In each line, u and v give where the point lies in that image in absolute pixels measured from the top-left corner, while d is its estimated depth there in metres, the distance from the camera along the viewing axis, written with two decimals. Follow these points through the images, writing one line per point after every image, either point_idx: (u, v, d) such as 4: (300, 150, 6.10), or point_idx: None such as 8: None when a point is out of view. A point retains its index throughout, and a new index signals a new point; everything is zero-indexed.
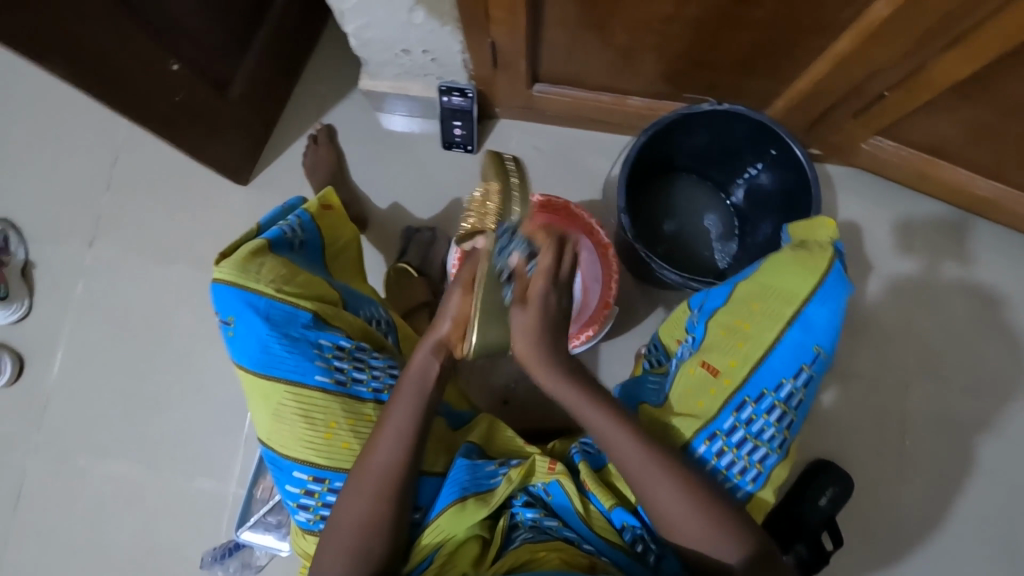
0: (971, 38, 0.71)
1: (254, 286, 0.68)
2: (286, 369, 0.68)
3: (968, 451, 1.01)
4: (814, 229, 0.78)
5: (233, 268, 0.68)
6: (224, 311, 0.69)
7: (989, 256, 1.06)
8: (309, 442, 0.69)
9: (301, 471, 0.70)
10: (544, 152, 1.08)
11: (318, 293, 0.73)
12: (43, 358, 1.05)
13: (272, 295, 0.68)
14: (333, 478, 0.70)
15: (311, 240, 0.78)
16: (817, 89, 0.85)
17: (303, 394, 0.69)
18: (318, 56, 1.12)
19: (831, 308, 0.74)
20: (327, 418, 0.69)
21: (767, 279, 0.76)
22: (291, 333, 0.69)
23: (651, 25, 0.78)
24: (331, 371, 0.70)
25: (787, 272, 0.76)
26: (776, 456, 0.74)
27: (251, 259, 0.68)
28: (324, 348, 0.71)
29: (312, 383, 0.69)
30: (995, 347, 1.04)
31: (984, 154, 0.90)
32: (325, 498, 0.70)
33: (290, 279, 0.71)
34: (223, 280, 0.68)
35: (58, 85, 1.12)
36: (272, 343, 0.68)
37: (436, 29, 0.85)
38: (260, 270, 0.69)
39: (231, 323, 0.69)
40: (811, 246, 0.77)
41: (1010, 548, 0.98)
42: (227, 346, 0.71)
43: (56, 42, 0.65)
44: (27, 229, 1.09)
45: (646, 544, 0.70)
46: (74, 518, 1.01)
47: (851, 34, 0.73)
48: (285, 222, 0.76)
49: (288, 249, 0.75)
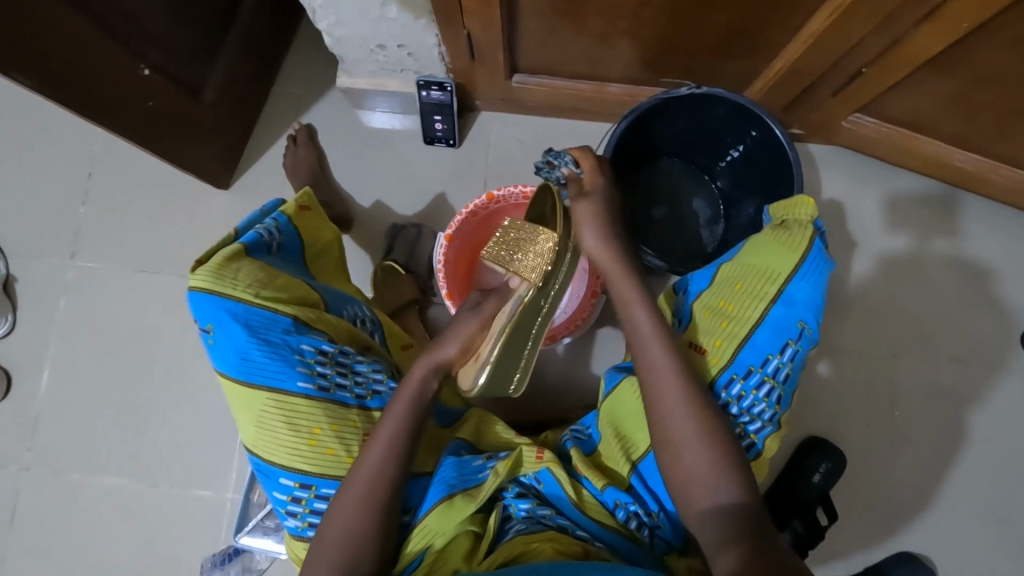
0: (943, 12, 0.71)
1: (231, 292, 0.66)
2: (268, 376, 0.67)
3: (956, 420, 1.03)
4: (793, 207, 0.79)
5: (210, 275, 0.65)
6: (201, 318, 0.66)
7: (970, 227, 1.07)
8: (292, 449, 0.68)
9: (287, 478, 0.70)
10: (527, 143, 1.08)
11: (299, 297, 0.72)
12: (30, 373, 1.04)
13: (251, 300, 0.66)
14: (320, 484, 0.70)
15: (289, 243, 0.77)
16: (794, 69, 0.86)
17: (286, 401, 0.68)
18: (294, 56, 1.11)
19: (813, 283, 0.75)
20: (311, 425, 0.69)
21: (750, 259, 0.78)
22: (271, 339, 0.67)
23: (625, 11, 0.78)
24: (314, 377, 0.69)
25: (768, 251, 0.77)
26: (769, 427, 0.76)
27: (226, 265, 0.67)
28: (306, 354, 0.69)
29: (295, 390, 0.68)
30: (980, 317, 1.05)
31: (961, 126, 0.91)
32: (313, 505, 0.71)
33: (268, 283, 0.69)
34: (199, 286, 0.65)
35: (30, 95, 1.10)
36: (252, 350, 0.66)
37: (410, 24, 0.84)
38: (237, 275, 0.66)
39: (210, 331, 0.67)
40: (791, 225, 0.78)
41: (1000, 512, 1.00)
42: (207, 353, 0.69)
43: (22, 53, 0.64)
44: (7, 242, 1.07)
45: (639, 521, 0.72)
46: (71, 532, 1.00)
47: (825, 12, 0.74)
48: (263, 225, 0.74)
49: (265, 252, 0.73)
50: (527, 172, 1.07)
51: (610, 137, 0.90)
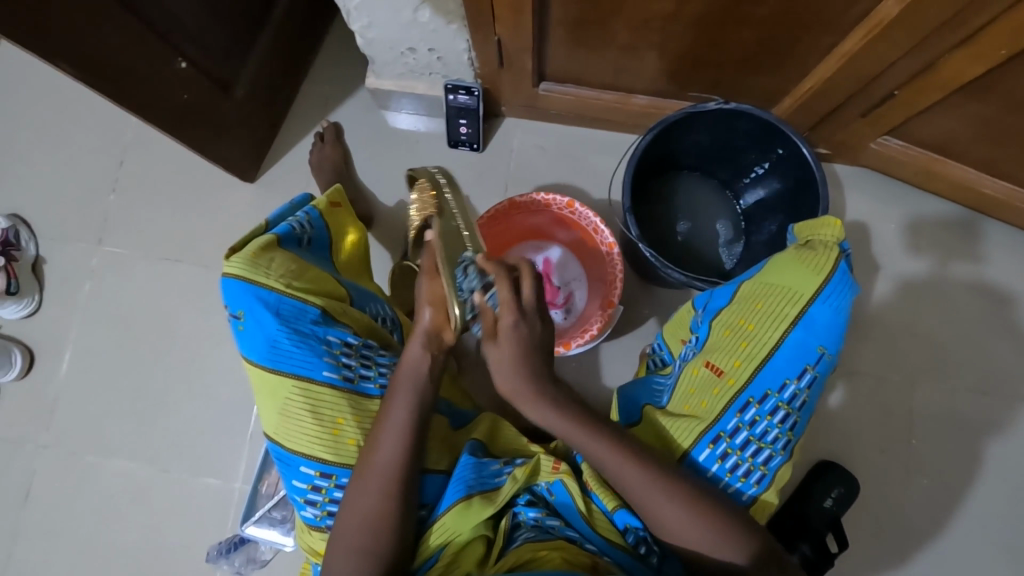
0: (980, 37, 0.70)
1: (264, 280, 0.68)
2: (295, 365, 0.69)
3: (976, 452, 1.01)
4: (817, 227, 0.77)
5: (244, 263, 0.68)
6: (234, 305, 0.69)
7: (999, 256, 1.05)
8: (315, 438, 0.69)
9: (309, 466, 0.70)
10: (549, 151, 1.08)
11: (327, 289, 0.73)
12: (53, 353, 1.06)
13: (283, 290, 0.69)
14: (340, 474, 0.70)
15: (320, 237, 0.79)
16: (824, 88, 0.85)
17: (311, 390, 0.69)
18: (325, 54, 1.12)
19: (835, 307, 0.73)
20: (334, 414, 0.70)
21: (770, 279, 0.76)
22: (301, 328, 0.69)
23: (655, 24, 0.78)
24: (339, 368, 0.71)
25: (791, 271, 0.75)
26: (781, 457, 0.74)
27: (261, 254, 0.69)
28: (332, 345, 0.71)
29: (320, 379, 0.69)
30: (1004, 347, 1.03)
31: (993, 153, 0.89)
32: (332, 495, 0.71)
33: (299, 274, 0.71)
34: (234, 273, 0.68)
35: (67, 83, 1.13)
36: (281, 338, 0.68)
37: (441, 28, 0.85)
38: (271, 265, 0.69)
39: (241, 318, 0.69)
40: (816, 245, 0.75)
41: (1017, 549, 0.98)
42: (236, 341, 0.71)
43: (62, 40, 0.66)
44: (38, 225, 1.09)
45: (649, 547, 0.71)
46: (83, 512, 1.02)
47: (858, 32, 0.73)
48: (294, 218, 0.77)
49: (297, 245, 0.75)
50: (549, 180, 1.07)
51: (634, 148, 0.89)
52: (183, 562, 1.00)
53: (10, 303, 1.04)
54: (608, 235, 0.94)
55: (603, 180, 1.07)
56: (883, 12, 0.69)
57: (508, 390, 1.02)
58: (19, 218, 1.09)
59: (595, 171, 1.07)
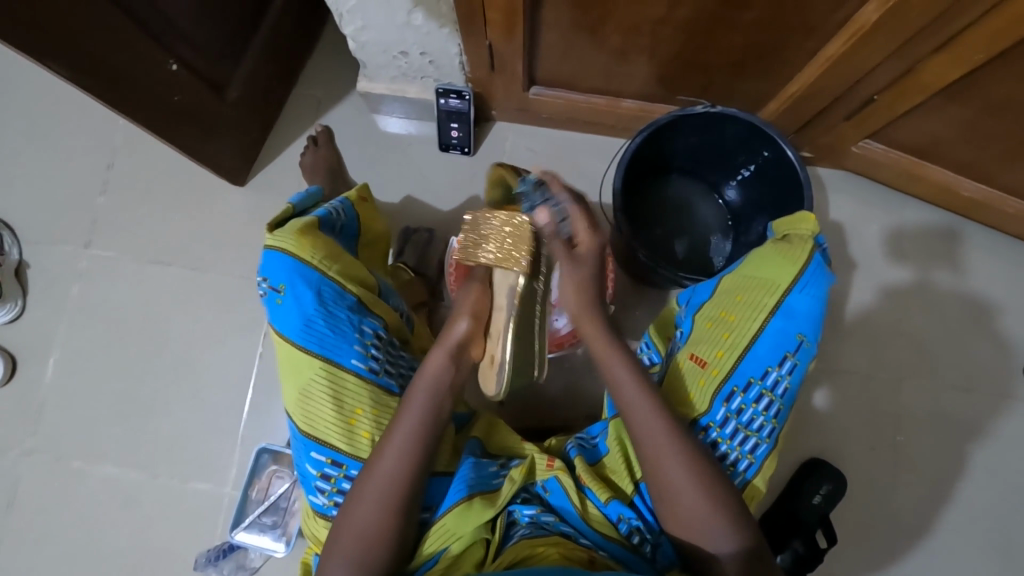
0: (958, 42, 0.73)
1: (310, 258, 0.72)
2: (325, 347, 0.71)
3: (958, 447, 1.03)
4: (795, 222, 0.79)
5: (292, 238, 0.72)
6: (274, 278, 0.72)
7: (976, 257, 1.08)
8: (333, 424, 0.71)
9: (320, 452, 0.71)
10: (540, 154, 1.09)
11: (362, 279, 0.77)
12: (37, 359, 1.04)
13: (324, 271, 0.72)
14: (350, 464, 0.71)
15: (349, 226, 0.82)
16: (808, 92, 0.87)
17: (337, 375, 0.71)
18: (316, 59, 1.13)
19: (813, 296, 0.76)
20: (354, 405, 0.72)
21: (751, 272, 0.78)
22: (335, 312, 0.72)
23: (644, 28, 0.80)
24: (367, 358, 0.73)
25: (769, 263, 0.77)
26: (768, 444, 0.76)
27: (308, 234, 0.73)
28: (363, 334, 0.74)
29: (347, 365, 0.72)
30: (984, 345, 1.06)
31: (970, 155, 0.92)
32: (340, 485, 0.72)
33: (338, 261, 0.75)
34: (278, 247, 0.72)
35: (53, 87, 1.12)
36: (316, 318, 0.71)
37: (434, 31, 0.86)
38: (314, 244, 0.73)
39: (281, 291, 0.72)
40: (793, 240, 0.78)
41: (1001, 543, 1.00)
42: (269, 313, 0.73)
43: (56, 37, 0.65)
44: (22, 229, 1.08)
45: (642, 536, 0.73)
46: (67, 523, 0.99)
47: (842, 36, 0.76)
48: (331, 206, 0.80)
49: (332, 232, 0.79)
50: None
51: (624, 151, 0.90)
52: (170, 572, 0.98)
53: None
54: None
55: (594, 182, 1.09)
56: (866, 17, 0.71)
57: None
58: (2, 222, 1.07)
59: (584, 174, 1.09)
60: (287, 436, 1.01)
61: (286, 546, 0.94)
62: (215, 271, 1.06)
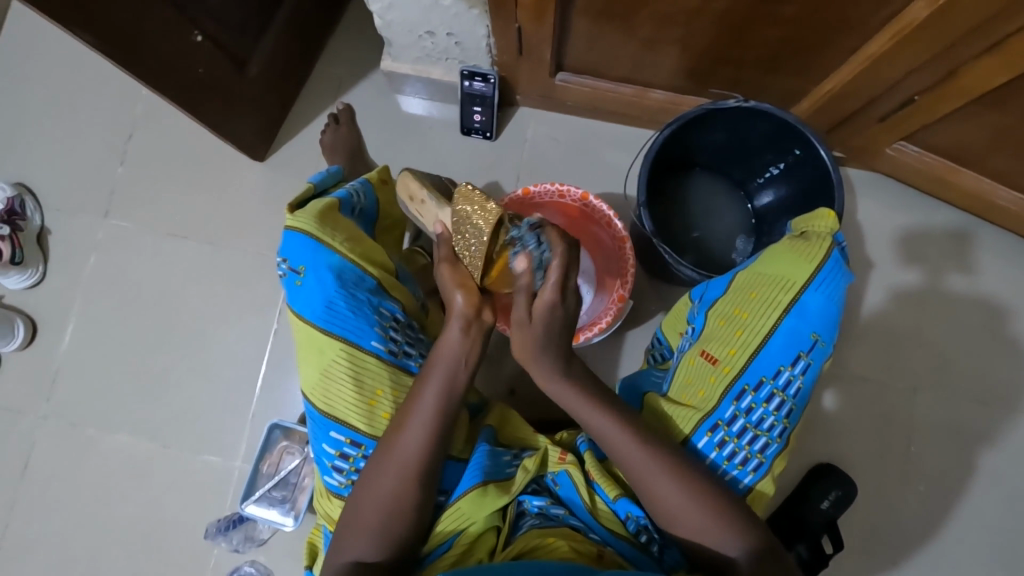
0: (1006, 45, 0.70)
1: (329, 242, 0.71)
2: (346, 329, 0.71)
3: (972, 459, 1.02)
4: (812, 219, 0.78)
5: (312, 221, 0.71)
6: (295, 260, 0.72)
7: (1005, 267, 1.05)
8: (353, 405, 0.71)
9: (339, 432, 0.72)
10: (562, 142, 1.08)
11: (382, 262, 0.77)
12: (55, 325, 1.06)
13: (345, 254, 0.72)
14: (369, 445, 0.72)
15: (369, 208, 0.82)
16: (844, 91, 0.85)
17: (358, 356, 0.71)
18: (340, 35, 1.11)
19: (827, 295, 0.74)
20: (375, 385, 0.72)
21: (764, 268, 0.77)
22: (357, 294, 0.72)
23: (678, 19, 0.77)
24: (386, 340, 0.73)
25: (784, 259, 0.76)
26: (778, 444, 0.75)
27: (327, 217, 0.72)
28: (383, 316, 0.73)
29: (368, 347, 0.72)
30: (1007, 360, 1.04)
31: (1008, 163, 0.89)
32: (358, 464, 0.73)
33: (360, 244, 0.74)
34: (299, 229, 0.71)
35: (77, 53, 1.12)
36: (337, 300, 0.71)
37: (461, 13, 0.84)
38: (334, 227, 0.73)
39: (300, 273, 0.72)
40: (810, 236, 0.76)
41: (1009, 559, 0.99)
42: (288, 293, 0.73)
43: (80, 8, 0.65)
44: (43, 195, 1.08)
45: (650, 535, 0.72)
46: (81, 486, 1.02)
47: (885, 35, 0.73)
48: (351, 186, 0.80)
49: (352, 212, 0.78)
50: (560, 171, 1.07)
51: (651, 143, 0.88)
52: (181, 540, 1.00)
53: (15, 273, 1.03)
54: (621, 229, 0.92)
55: (616, 173, 1.07)
56: (913, 15, 0.68)
57: (512, 381, 1.01)
58: (25, 188, 1.08)
59: (607, 164, 1.07)
60: (296, 415, 1.02)
61: (294, 520, 0.95)
62: (232, 246, 1.07)
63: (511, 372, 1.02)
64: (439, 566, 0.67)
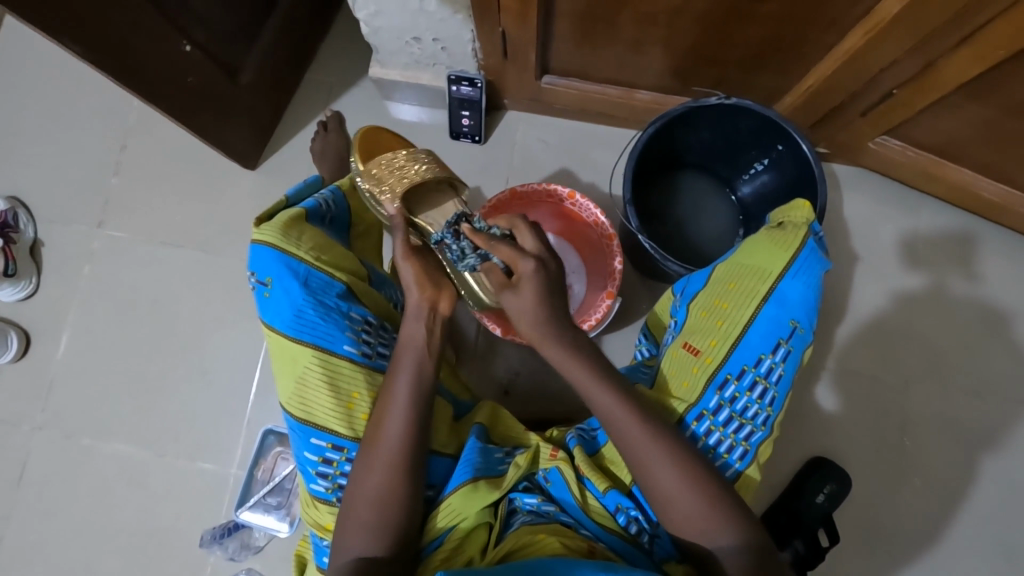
0: (978, 37, 0.71)
1: (296, 251, 0.72)
2: (317, 336, 0.71)
3: (964, 449, 1.02)
4: (789, 210, 0.79)
5: (277, 232, 0.72)
6: (261, 272, 0.72)
7: (991, 258, 1.06)
8: (332, 410, 0.71)
9: (320, 438, 0.72)
10: (551, 145, 1.09)
11: (351, 268, 0.78)
12: (50, 335, 1.06)
13: (311, 262, 0.73)
14: (352, 447, 0.72)
15: (340, 216, 0.83)
16: (826, 87, 0.86)
17: (331, 363, 0.72)
18: (330, 45, 1.13)
19: (805, 283, 0.77)
20: (351, 388, 0.72)
21: (744, 259, 0.79)
22: (326, 301, 0.73)
23: (659, 19, 0.79)
24: (359, 344, 0.74)
25: (762, 250, 0.78)
26: (763, 431, 0.76)
27: (292, 227, 0.73)
28: (354, 321, 0.74)
29: (341, 352, 0.72)
30: (996, 351, 1.04)
31: (991, 155, 0.91)
32: (343, 468, 0.73)
33: (327, 251, 0.75)
34: (264, 241, 0.72)
35: (68, 67, 1.13)
36: (306, 308, 0.72)
37: (447, 18, 0.86)
38: (301, 236, 0.73)
39: (268, 284, 0.72)
40: (787, 227, 0.79)
41: (1006, 550, 0.99)
42: (257, 306, 0.73)
43: (70, 20, 0.66)
44: (37, 209, 1.09)
45: (640, 527, 0.72)
46: (76, 496, 1.01)
47: (859, 30, 0.74)
48: (319, 196, 0.81)
49: (320, 221, 0.79)
50: (548, 173, 1.08)
51: (636, 142, 0.88)
52: (176, 548, 0.99)
53: (9, 285, 1.04)
54: (608, 226, 0.94)
55: (606, 174, 1.08)
56: (886, 9, 0.70)
57: (504, 381, 1.02)
58: (19, 201, 1.09)
59: (595, 165, 1.08)
60: None
61: (290, 526, 0.97)
62: (225, 254, 1.07)
63: (502, 372, 1.02)
64: (435, 559, 0.68)
